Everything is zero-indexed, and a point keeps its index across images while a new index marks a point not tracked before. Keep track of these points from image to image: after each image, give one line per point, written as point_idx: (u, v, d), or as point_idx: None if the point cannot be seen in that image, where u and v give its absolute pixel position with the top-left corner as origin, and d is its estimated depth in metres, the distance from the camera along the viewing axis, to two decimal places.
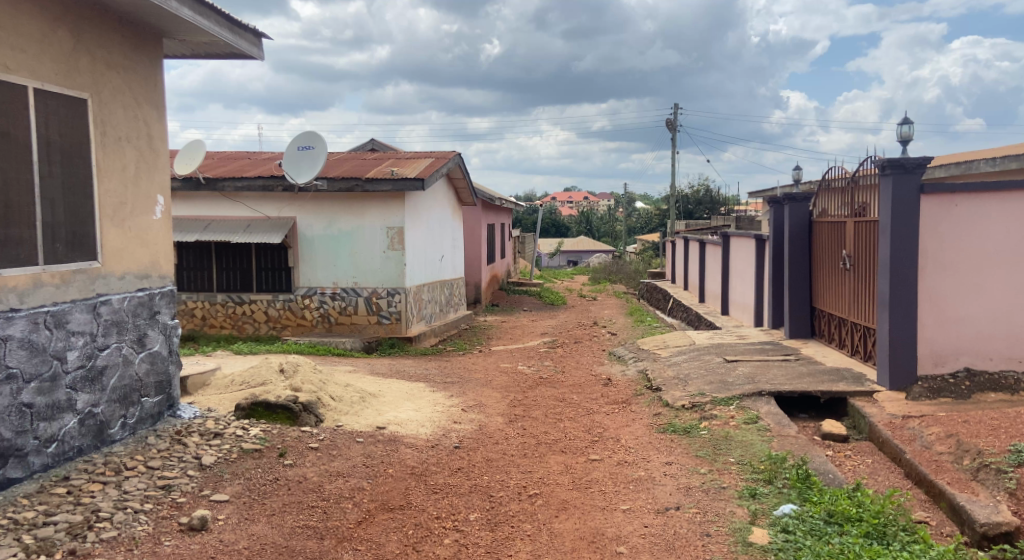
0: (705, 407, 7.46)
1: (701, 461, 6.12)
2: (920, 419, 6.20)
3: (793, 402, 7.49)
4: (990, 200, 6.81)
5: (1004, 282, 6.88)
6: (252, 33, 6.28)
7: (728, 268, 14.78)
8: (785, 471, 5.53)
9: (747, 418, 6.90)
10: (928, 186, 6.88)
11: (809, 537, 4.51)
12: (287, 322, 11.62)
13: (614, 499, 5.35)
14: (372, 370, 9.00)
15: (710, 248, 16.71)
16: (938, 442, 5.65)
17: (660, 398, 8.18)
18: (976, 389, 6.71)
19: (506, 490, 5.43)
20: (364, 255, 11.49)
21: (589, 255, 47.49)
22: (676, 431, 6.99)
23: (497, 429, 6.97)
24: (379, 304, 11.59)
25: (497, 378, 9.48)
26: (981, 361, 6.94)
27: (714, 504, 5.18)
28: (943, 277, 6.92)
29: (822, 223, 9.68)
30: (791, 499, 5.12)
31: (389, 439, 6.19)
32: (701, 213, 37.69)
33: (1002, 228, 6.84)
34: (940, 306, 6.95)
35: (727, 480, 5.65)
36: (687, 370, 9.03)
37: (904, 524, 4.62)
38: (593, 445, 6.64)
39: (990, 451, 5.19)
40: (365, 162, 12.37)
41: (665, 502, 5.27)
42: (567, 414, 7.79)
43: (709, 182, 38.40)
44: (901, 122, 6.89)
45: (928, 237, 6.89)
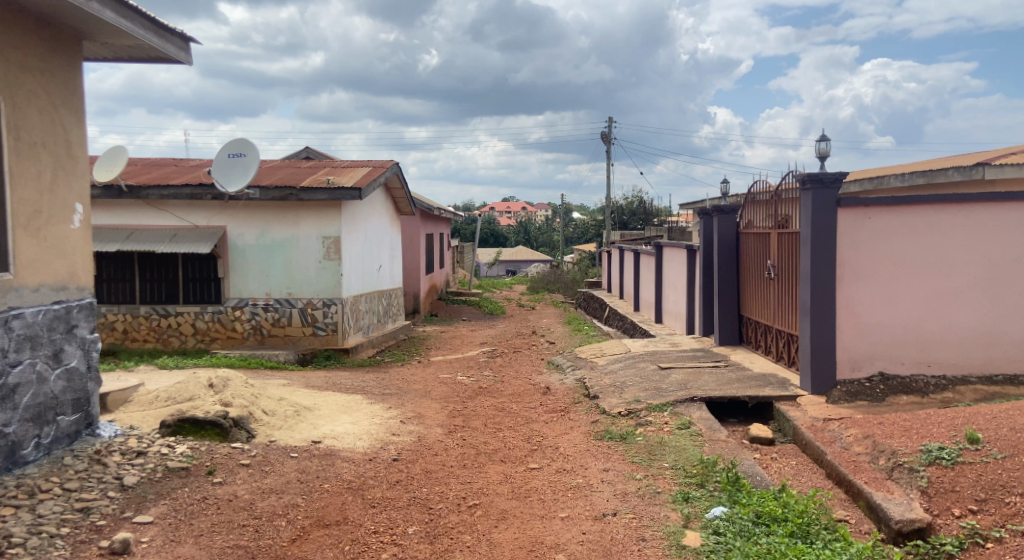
0: (640, 414, 7.66)
1: (637, 467, 6.28)
2: (839, 421, 6.52)
3: (723, 408, 7.76)
4: (899, 213, 7.22)
5: (914, 290, 7.29)
6: (179, 37, 6.15)
7: (662, 278, 15.16)
8: (716, 475, 5.75)
9: (680, 424, 7.12)
10: (844, 200, 7.23)
11: (739, 538, 4.70)
12: (216, 335, 11.34)
13: (553, 507, 5.43)
14: (308, 383, 8.88)
15: (644, 258, 17.10)
16: (856, 443, 5.95)
17: (597, 406, 8.33)
18: (889, 392, 7.13)
19: (446, 502, 5.46)
20: (298, 265, 11.31)
21: (527, 265, 47.99)
22: (613, 438, 7.13)
23: (435, 441, 6.98)
24: (315, 315, 11.40)
25: (436, 389, 9.47)
26: (894, 365, 7.34)
27: (650, 509, 5.33)
28: (859, 286, 7.29)
29: (749, 235, 10.04)
30: (722, 501, 5.33)
31: (325, 453, 6.14)
32: (635, 224, 38.53)
33: (911, 239, 7.24)
34: (856, 314, 7.32)
35: (661, 485, 5.81)
36: (623, 377, 9.22)
37: (825, 523, 4.87)
38: (532, 454, 6.73)
39: (904, 451, 5.46)
40: (300, 169, 12.21)
41: (602, 508, 5.38)
42: (506, 423, 7.85)
43: (643, 194, 39.22)
44: (819, 139, 7.25)
45: (845, 248, 7.25)
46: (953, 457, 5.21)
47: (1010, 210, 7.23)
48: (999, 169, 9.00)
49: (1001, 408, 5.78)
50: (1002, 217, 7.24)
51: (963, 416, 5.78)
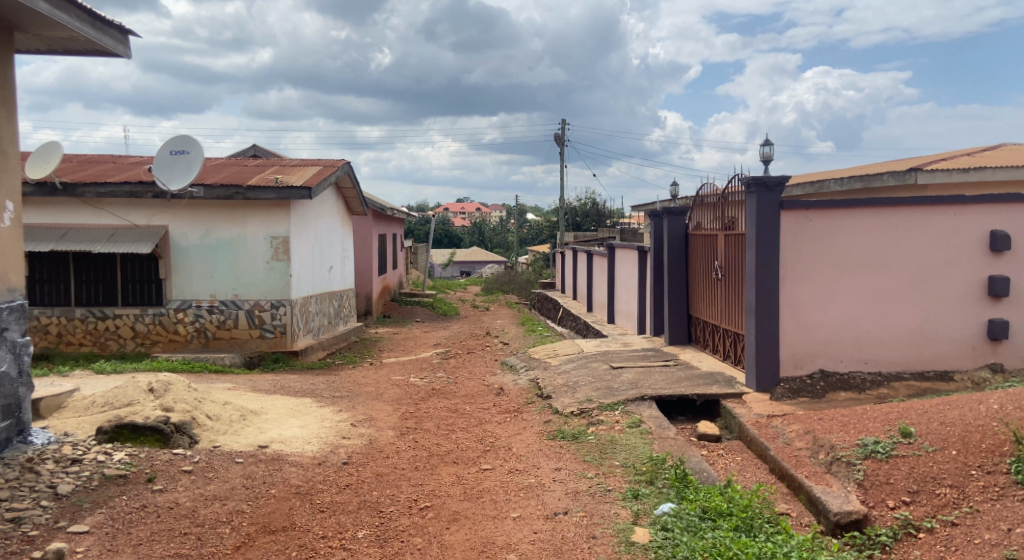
0: (592, 413, 7.74)
1: (588, 465, 6.35)
2: (782, 417, 6.70)
3: (672, 406, 7.89)
4: (838, 216, 7.46)
5: (852, 290, 7.53)
6: (117, 29, 5.99)
7: (614, 279, 15.35)
8: (665, 472, 5.85)
9: (631, 423, 7.21)
10: (786, 203, 7.43)
11: (686, 533, 4.79)
12: (157, 337, 11.04)
13: (504, 507, 5.45)
14: (254, 387, 8.72)
15: (597, 258, 17.27)
16: (797, 438, 6.12)
17: (550, 406, 8.38)
18: (829, 388, 7.35)
19: (396, 505, 5.42)
20: (245, 266, 11.10)
21: (481, 266, 48.02)
22: (565, 438, 7.18)
23: (387, 444, 6.93)
24: (262, 317, 11.20)
25: (388, 392, 9.40)
26: (834, 363, 7.57)
27: (600, 507, 5.39)
28: (800, 286, 7.50)
29: (697, 236, 10.23)
30: (669, 498, 5.42)
31: (272, 458, 6.04)
32: (588, 226, 38.89)
33: (850, 241, 7.48)
34: (799, 313, 7.52)
35: (612, 483, 5.88)
36: (575, 377, 9.30)
37: (768, 517, 5.00)
38: (484, 455, 6.73)
39: (842, 446, 5.64)
40: (247, 168, 12.00)
41: (554, 507, 5.42)
42: (458, 425, 7.84)
43: (596, 196, 39.60)
44: (763, 144, 7.44)
45: (787, 249, 7.45)
46: (888, 451, 5.39)
47: (941, 213, 7.53)
48: (931, 175, 9.13)
49: (933, 403, 6.01)
50: (933, 220, 7.53)
51: (897, 411, 5.99)
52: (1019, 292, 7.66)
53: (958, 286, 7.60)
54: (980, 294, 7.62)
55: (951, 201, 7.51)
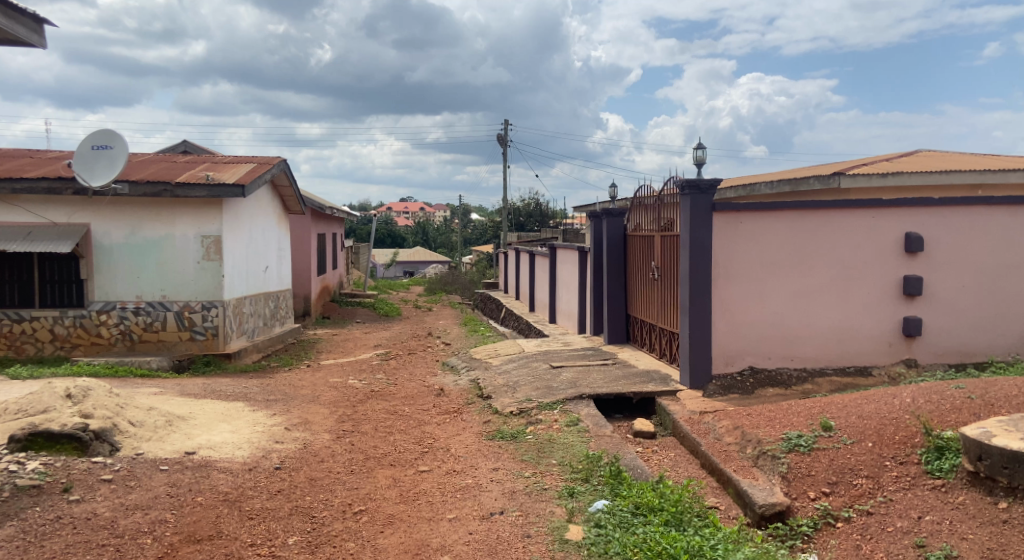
0: (531, 412, 7.79)
1: (526, 465, 6.38)
2: (713, 414, 6.86)
3: (609, 404, 7.99)
4: (767, 218, 7.68)
5: (780, 290, 7.77)
6: (30, 18, 5.73)
7: (556, 279, 15.49)
8: (600, 469, 5.94)
9: (569, 421, 7.29)
10: (718, 205, 7.61)
11: (618, 529, 4.87)
12: (78, 341, 10.64)
13: (441, 509, 5.43)
14: (183, 391, 8.47)
15: (539, 258, 17.39)
16: (727, 434, 6.29)
17: (490, 406, 8.40)
18: (758, 384, 7.57)
19: (330, 509, 5.35)
20: (174, 266, 10.77)
21: (424, 266, 47.75)
22: (503, 438, 7.20)
23: (322, 447, 6.82)
24: (192, 319, 10.87)
25: (325, 394, 9.26)
26: (762, 360, 7.81)
27: (536, 506, 5.42)
28: (731, 286, 7.71)
29: (635, 237, 10.39)
30: (604, 494, 5.50)
31: (199, 465, 5.88)
32: (532, 226, 39.11)
33: (777, 242, 7.72)
34: (730, 312, 7.72)
35: (548, 482, 5.93)
36: (515, 377, 9.34)
37: (697, 511, 5.13)
38: (422, 456, 6.69)
39: (768, 440, 5.82)
40: (177, 164, 11.64)
41: (490, 507, 5.43)
42: (397, 426, 7.78)
43: (539, 196, 39.83)
44: (696, 147, 7.61)
45: (719, 250, 7.64)
46: (809, 444, 5.59)
47: (862, 216, 7.84)
48: (853, 178, 9.50)
49: (852, 398, 6.25)
50: (854, 223, 7.84)
51: (819, 406, 6.22)
52: (933, 292, 8.04)
53: (876, 286, 7.93)
54: (896, 294, 7.97)
55: (871, 205, 7.82)
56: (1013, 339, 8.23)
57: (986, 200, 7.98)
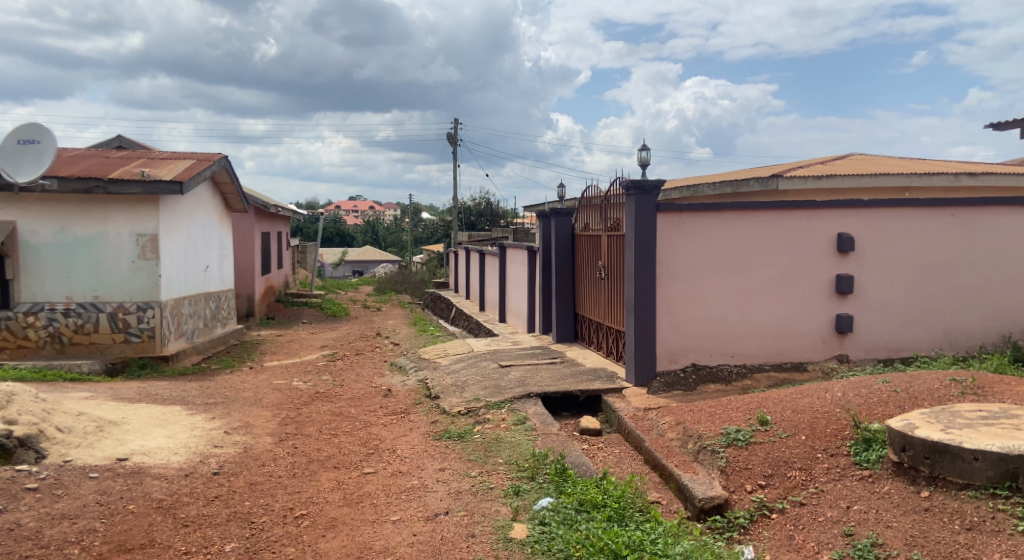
0: (479, 412, 7.77)
1: (472, 464, 6.36)
2: (658, 410, 6.96)
3: (556, 402, 8.03)
4: (708, 218, 7.84)
5: (720, 288, 7.94)
6: None
7: (505, 278, 15.51)
8: (546, 467, 5.97)
9: (516, 420, 7.30)
10: (662, 205, 7.72)
11: (562, 526, 4.89)
12: (4, 344, 10.24)
13: (385, 511, 5.38)
14: (116, 396, 8.19)
15: (489, 258, 17.38)
16: (670, 429, 6.38)
17: (437, 406, 8.36)
18: (700, 381, 7.72)
19: (270, 514, 5.24)
20: (106, 266, 10.40)
21: (373, 266, 47.25)
22: (451, 438, 7.17)
23: (264, 451, 6.67)
24: (127, 320, 10.52)
25: (267, 396, 9.07)
26: (704, 357, 7.96)
27: (481, 505, 5.41)
28: (674, 284, 7.83)
29: (583, 237, 10.48)
30: (549, 492, 5.52)
31: (132, 471, 5.69)
32: (483, 225, 39.07)
33: (718, 241, 7.89)
34: (673, 310, 7.85)
35: (494, 481, 5.92)
36: (464, 377, 9.31)
37: (640, 506, 5.20)
38: (367, 458, 6.61)
39: (708, 435, 5.93)
40: (110, 160, 11.26)
41: (434, 508, 5.39)
42: (342, 428, 7.67)
43: (490, 196, 39.80)
44: (640, 149, 7.73)
45: (663, 250, 7.76)
46: (747, 438, 5.72)
47: (798, 217, 8.06)
48: (790, 181, 9.80)
49: (787, 393, 6.43)
50: (791, 223, 8.05)
51: (757, 401, 6.36)
52: (863, 291, 8.31)
53: (811, 285, 8.16)
54: (830, 292, 8.21)
55: (805, 205, 8.05)
56: (938, 336, 8.56)
57: (913, 202, 8.29)
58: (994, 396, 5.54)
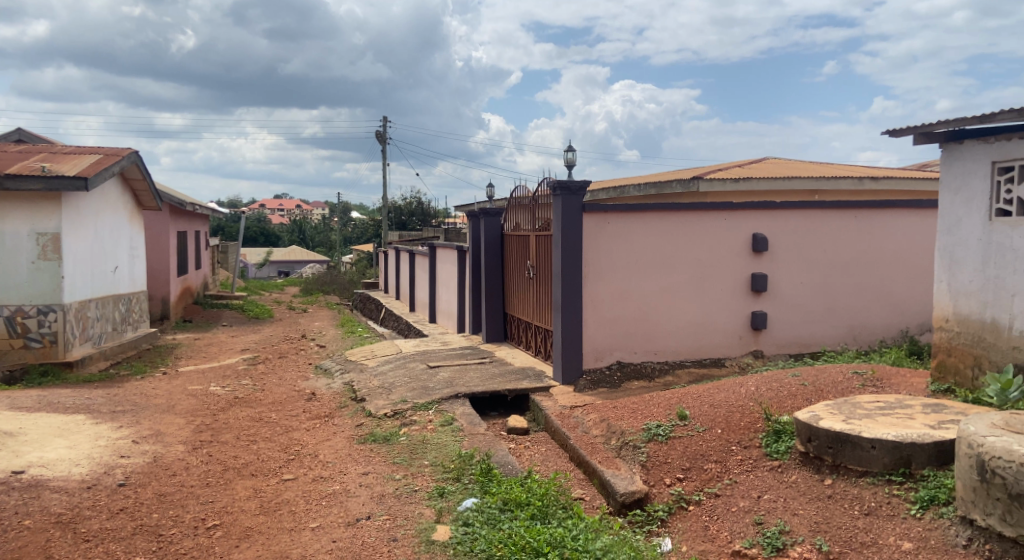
0: (405, 414, 7.67)
1: (397, 467, 6.27)
2: (584, 408, 7.02)
3: (484, 402, 8.00)
4: (632, 218, 7.96)
5: (644, 286, 8.08)
6: None
7: (436, 279, 15.40)
8: (471, 468, 5.94)
9: (444, 421, 7.24)
10: (589, 205, 7.78)
11: (485, 526, 4.86)
12: None
13: (304, 518, 5.24)
14: (15, 405, 7.72)
15: (419, 258, 17.22)
16: (595, 426, 6.45)
17: (363, 409, 8.21)
18: (625, 378, 7.84)
19: (180, 526, 5.03)
20: (3, 267, 9.82)
21: (300, 266, 46.18)
22: (376, 441, 7.05)
23: (175, 460, 6.41)
24: (26, 325, 9.96)
25: (181, 403, 8.72)
26: (629, 354, 8.08)
27: (404, 508, 5.33)
28: (600, 283, 7.92)
29: (512, 237, 10.50)
30: (474, 493, 5.49)
31: (28, 485, 5.38)
32: (414, 225, 38.69)
33: (641, 241, 8.02)
34: (599, 308, 7.94)
35: (419, 483, 5.85)
36: (391, 379, 9.19)
37: (563, 503, 5.23)
38: (287, 465, 6.43)
39: (630, 431, 6.02)
40: (8, 154, 10.63)
41: (356, 513, 5.29)
42: (262, 434, 7.44)
43: (421, 195, 39.43)
44: (566, 150, 7.81)
45: (589, 249, 7.83)
46: (667, 433, 5.83)
47: (716, 218, 8.28)
48: (711, 183, 10.06)
49: (705, 388, 6.59)
50: (709, 224, 8.26)
51: (677, 397, 6.50)
52: (777, 289, 8.62)
53: (729, 283, 8.40)
54: (746, 290, 8.47)
55: (723, 207, 8.28)
56: (844, 331, 8.95)
57: (822, 204, 8.64)
58: (891, 387, 5.82)
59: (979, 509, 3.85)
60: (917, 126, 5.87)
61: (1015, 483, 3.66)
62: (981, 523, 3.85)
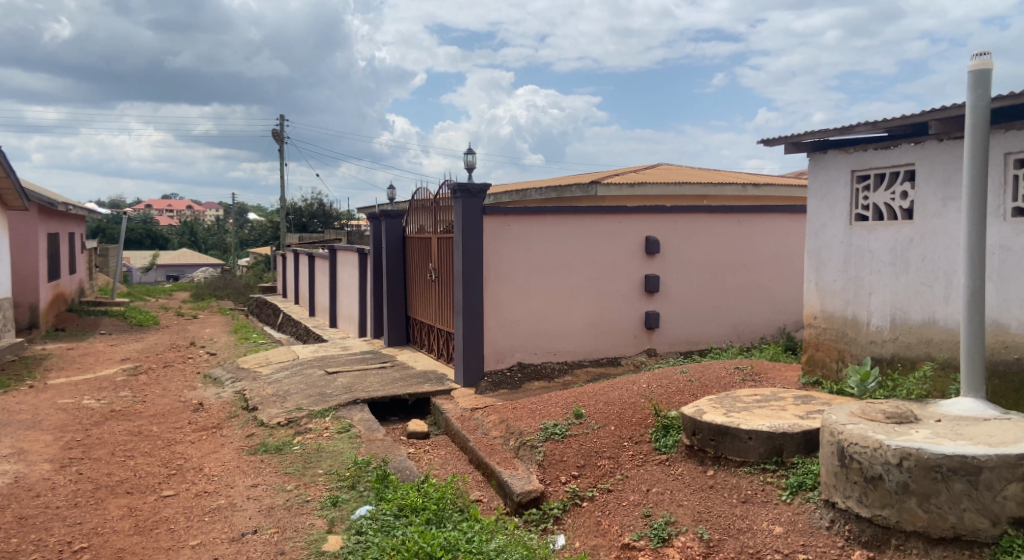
0: (300, 422, 7.47)
1: (289, 478, 6.09)
2: (484, 409, 7.04)
3: (383, 407, 7.90)
4: (531, 221, 8.06)
5: (543, 289, 8.19)
6: None
7: (336, 283, 15.09)
8: (367, 475, 5.84)
9: (340, 428, 7.10)
10: (489, 208, 7.82)
11: (379, 533, 4.78)
12: None
13: (184, 535, 5.01)
14: None
15: (319, 260, 16.82)
16: (494, 428, 6.48)
17: (254, 418, 7.93)
18: (526, 378, 7.91)
19: (42, 551, 4.72)
20: None
21: (191, 270, 44.14)
22: (267, 451, 6.82)
23: (39, 481, 5.99)
24: None
25: (50, 418, 8.16)
26: (529, 356, 8.18)
27: (294, 520, 5.19)
28: (501, 286, 7.97)
29: (414, 240, 10.43)
30: (369, 500, 5.40)
31: None
32: (315, 227, 37.74)
33: (541, 244, 8.14)
34: (499, 311, 7.99)
35: (311, 493, 5.71)
36: (285, 386, 8.92)
37: (459, 506, 5.23)
38: (168, 480, 6.13)
39: (528, 431, 6.09)
40: None
41: (242, 527, 5.11)
42: (141, 448, 7.06)
43: (321, 196, 38.50)
44: (466, 153, 7.83)
45: (490, 252, 7.87)
46: (563, 432, 5.94)
47: (611, 221, 8.50)
48: (608, 187, 10.35)
49: (600, 386, 6.75)
50: (604, 227, 8.48)
51: (573, 396, 6.62)
52: (668, 290, 8.94)
53: (624, 284, 8.65)
54: (640, 291, 8.74)
55: (617, 211, 8.51)
56: (729, 329, 9.39)
57: (708, 208, 9.05)
58: (767, 381, 6.17)
59: (840, 493, 4.12)
60: (787, 136, 6.24)
61: (870, 467, 3.93)
62: (841, 505, 4.13)
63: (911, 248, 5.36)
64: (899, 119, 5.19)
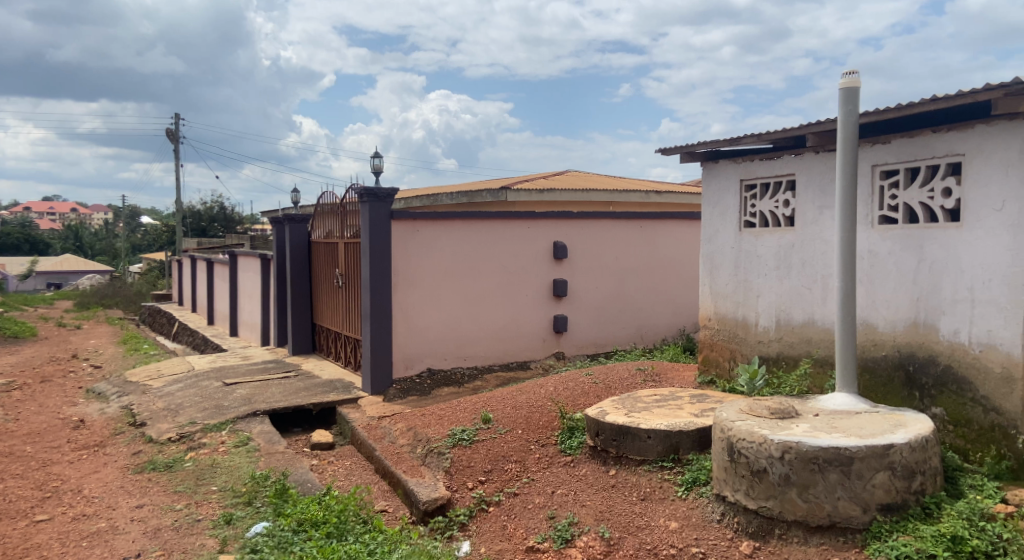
0: (194, 436, 7.14)
1: (179, 496, 5.81)
2: (391, 418, 6.94)
3: (285, 418, 7.66)
4: (439, 227, 8.03)
5: (452, 294, 8.17)
6: None
7: (236, 290, 14.53)
8: (265, 490, 5.65)
9: (238, 442, 6.83)
10: (396, 213, 7.73)
11: (275, 550, 4.61)
12: None
13: None
14: None
15: (219, 266, 16.16)
16: (401, 436, 6.40)
17: (142, 434, 7.53)
18: (434, 384, 7.86)
19: None
20: None
21: (76, 277, 41.52)
22: (155, 469, 6.48)
23: None
24: None
25: None
26: (438, 361, 8.12)
27: (183, 541, 4.95)
28: (409, 292, 7.89)
29: (320, 244, 10.18)
30: (266, 516, 5.22)
31: None
32: (215, 231, 36.27)
33: (449, 249, 8.11)
34: (407, 316, 7.91)
35: (203, 512, 5.46)
36: (178, 399, 8.52)
37: (362, 518, 5.12)
38: (42, 504, 5.73)
39: (436, 438, 6.05)
40: None
41: (124, 552, 4.83)
42: (13, 471, 6.57)
43: (222, 199, 37.04)
44: (373, 157, 7.71)
45: (398, 257, 7.78)
46: (471, 437, 5.93)
47: (518, 226, 8.57)
48: (517, 193, 10.41)
49: (507, 391, 6.78)
50: (512, 232, 8.53)
51: (481, 401, 6.63)
52: (575, 293, 9.09)
53: (531, 289, 8.73)
54: (548, 295, 8.85)
55: (524, 216, 8.59)
56: (632, 332, 9.64)
57: (612, 215, 9.26)
58: (666, 381, 6.40)
59: (729, 487, 4.29)
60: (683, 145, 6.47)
61: (756, 461, 4.13)
62: (731, 499, 4.30)
63: (794, 253, 5.66)
64: (782, 132, 5.47)
